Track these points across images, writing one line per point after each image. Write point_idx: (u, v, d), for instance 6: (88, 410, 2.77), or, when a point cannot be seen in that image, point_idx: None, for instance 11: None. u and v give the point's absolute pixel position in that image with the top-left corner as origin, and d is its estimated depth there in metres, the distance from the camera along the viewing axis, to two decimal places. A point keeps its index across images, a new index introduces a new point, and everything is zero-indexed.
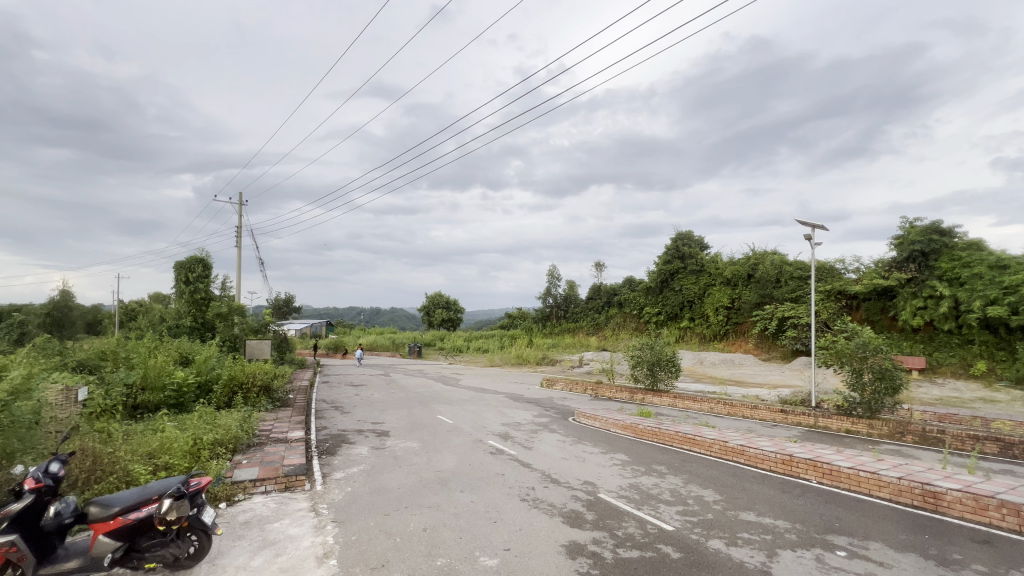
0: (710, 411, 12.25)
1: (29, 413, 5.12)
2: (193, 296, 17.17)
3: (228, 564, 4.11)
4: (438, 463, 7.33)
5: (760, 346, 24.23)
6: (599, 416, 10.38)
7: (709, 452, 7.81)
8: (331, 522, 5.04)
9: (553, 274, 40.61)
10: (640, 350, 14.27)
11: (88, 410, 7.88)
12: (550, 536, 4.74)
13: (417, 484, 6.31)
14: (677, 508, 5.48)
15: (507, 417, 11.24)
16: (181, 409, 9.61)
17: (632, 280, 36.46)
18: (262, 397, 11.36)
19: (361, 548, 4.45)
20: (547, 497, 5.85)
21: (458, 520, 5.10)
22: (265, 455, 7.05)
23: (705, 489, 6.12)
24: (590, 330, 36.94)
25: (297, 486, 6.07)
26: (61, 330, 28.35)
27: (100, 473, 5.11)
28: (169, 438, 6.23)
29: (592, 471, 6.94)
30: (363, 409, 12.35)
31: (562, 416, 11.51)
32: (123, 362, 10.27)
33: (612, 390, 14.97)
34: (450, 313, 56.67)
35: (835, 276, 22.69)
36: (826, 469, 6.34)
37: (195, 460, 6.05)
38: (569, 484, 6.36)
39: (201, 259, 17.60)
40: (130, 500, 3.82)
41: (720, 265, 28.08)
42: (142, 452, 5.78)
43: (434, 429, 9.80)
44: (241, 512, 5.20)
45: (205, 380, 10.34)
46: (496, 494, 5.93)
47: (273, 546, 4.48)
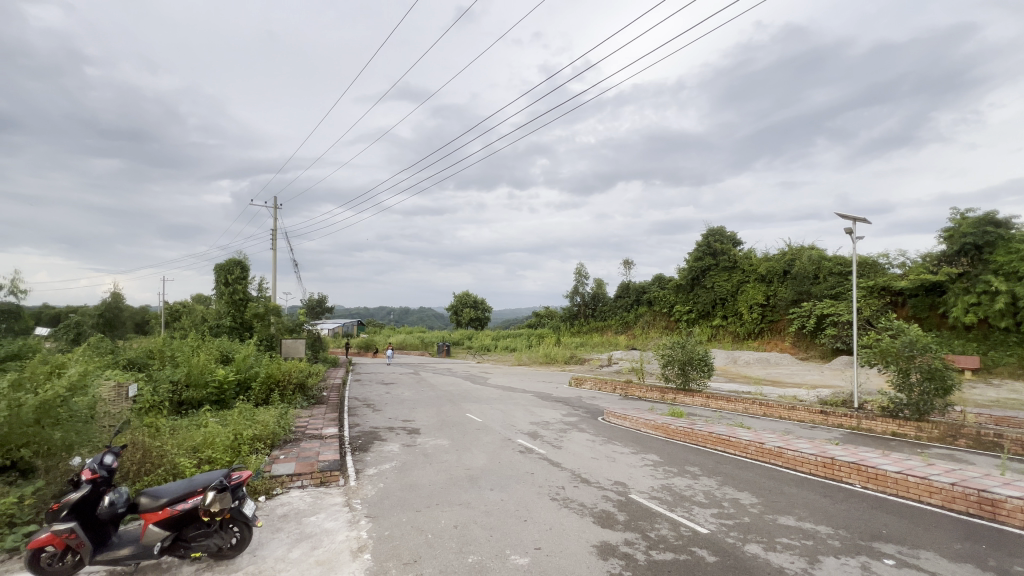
0: (745, 412, 11.90)
1: (85, 408, 5.45)
2: (232, 297, 17.86)
3: (267, 556, 4.26)
4: (468, 461, 7.38)
5: (797, 344, 23.42)
6: (629, 415, 10.24)
7: (745, 454, 7.59)
8: (364, 517, 5.15)
9: (581, 273, 40.28)
10: (671, 349, 13.96)
11: (138, 406, 8.31)
12: (581, 536, 4.70)
13: (448, 481, 6.37)
14: (712, 511, 5.35)
15: (535, 416, 11.24)
16: (222, 405, 10.01)
17: (661, 279, 35.80)
18: (298, 394, 11.70)
19: (394, 543, 4.52)
20: (577, 497, 5.80)
21: (488, 518, 5.12)
22: (301, 451, 7.27)
23: (741, 492, 5.94)
24: (618, 329, 36.51)
25: (332, 481, 6.23)
26: (113, 330, 29.99)
27: (150, 466, 5.36)
28: (212, 433, 6.49)
29: (624, 472, 6.84)
30: (394, 407, 12.57)
31: (591, 416, 11.43)
32: (169, 361, 10.77)
33: (642, 389, 14.73)
34: (478, 312, 57.13)
35: (879, 272, 21.66)
36: (871, 474, 6.05)
37: (236, 454, 6.29)
38: (599, 484, 6.30)
39: (238, 261, 18.28)
40: (177, 492, 4.00)
41: (754, 262, 27.23)
42: (187, 446, 6.04)
43: (463, 427, 9.88)
44: (279, 505, 5.38)
45: (244, 378, 10.73)
46: (526, 493, 5.92)
47: (310, 539, 4.60)
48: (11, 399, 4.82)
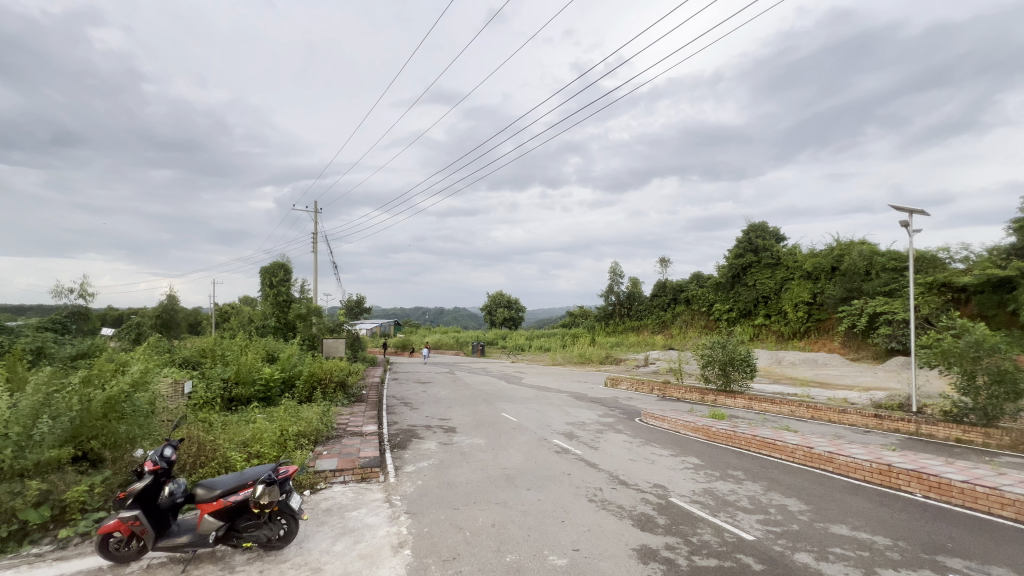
0: (791, 415, 11.40)
1: (146, 403, 5.79)
2: (277, 298, 18.62)
3: (313, 548, 4.41)
4: (505, 460, 7.40)
5: (848, 344, 22.27)
6: (668, 417, 10.01)
7: (792, 459, 7.27)
8: (404, 513, 5.25)
9: (616, 271, 39.72)
10: (710, 349, 13.53)
11: (193, 402, 8.80)
12: (620, 539, 4.62)
13: (485, 480, 6.41)
14: (757, 517, 5.15)
15: (571, 416, 11.17)
16: (269, 402, 10.45)
17: (700, 276, 34.81)
18: (339, 392, 12.05)
19: (433, 540, 4.59)
20: (616, 499, 5.72)
21: (526, 517, 5.11)
22: (343, 447, 7.50)
23: (789, 498, 5.69)
24: (655, 328, 35.79)
25: (372, 477, 6.39)
26: (169, 331, 31.86)
27: (204, 459, 5.65)
28: (260, 429, 6.78)
29: (663, 474, 6.69)
30: (431, 406, 12.77)
31: (629, 417, 11.24)
32: (220, 359, 11.34)
33: (681, 390, 14.38)
34: (512, 312, 57.32)
35: (938, 267, 20.30)
36: (932, 482, 5.68)
37: (282, 449, 6.55)
38: (638, 486, 6.18)
39: (282, 264, 19.05)
40: (230, 484, 4.20)
41: (799, 258, 26.05)
42: (238, 441, 6.33)
43: (499, 426, 9.92)
44: (323, 500, 5.56)
45: (289, 376, 11.16)
46: (563, 494, 5.88)
47: (352, 533, 4.74)
48: (81, 394, 5.18)
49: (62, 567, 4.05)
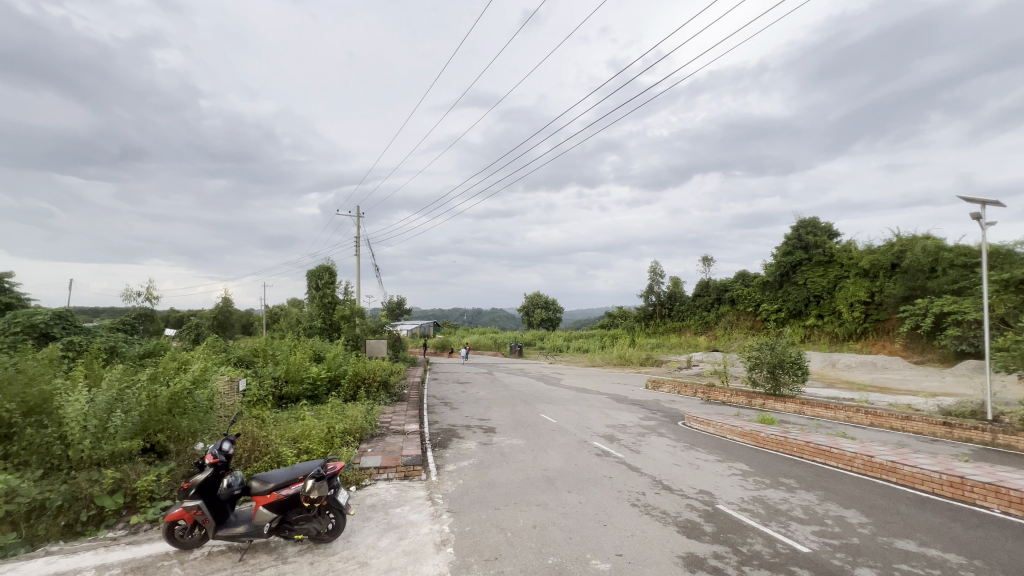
0: (847, 421, 10.76)
1: (205, 399, 6.18)
2: (322, 300, 19.34)
3: (360, 542, 4.55)
4: (545, 461, 7.38)
5: (911, 346, 20.93)
6: (712, 421, 9.67)
7: (850, 468, 6.86)
8: (446, 511, 5.33)
9: (656, 271, 38.83)
10: (758, 351, 12.88)
11: (247, 399, 9.27)
12: (664, 546, 4.50)
13: (525, 481, 6.41)
14: (813, 528, 4.88)
15: (612, 418, 10.98)
16: (317, 400, 10.88)
17: (746, 275, 33.56)
18: (381, 391, 12.37)
19: (474, 539, 4.62)
20: (659, 504, 5.57)
21: (567, 520, 5.07)
22: (387, 445, 7.69)
23: (847, 510, 5.37)
24: (699, 329, 34.78)
25: (414, 475, 6.51)
26: (225, 331, 33.76)
27: (258, 454, 5.95)
28: (308, 426, 7.06)
29: (710, 480, 6.46)
30: (470, 406, 12.90)
31: (672, 420, 10.95)
32: (271, 359, 11.88)
33: (726, 393, 13.88)
34: (550, 313, 57.12)
35: (1015, 262, 18.63)
36: (1013, 497, 5.21)
37: (329, 446, 6.79)
38: (682, 492, 6.00)
39: (328, 267, 19.80)
40: (282, 478, 4.38)
41: (854, 255, 24.54)
42: (289, 437, 6.62)
43: (538, 428, 9.90)
44: (368, 496, 5.72)
45: (334, 375, 11.56)
46: (604, 497, 5.79)
47: (396, 529, 4.84)
48: (149, 391, 5.66)
49: (133, 551, 4.35)
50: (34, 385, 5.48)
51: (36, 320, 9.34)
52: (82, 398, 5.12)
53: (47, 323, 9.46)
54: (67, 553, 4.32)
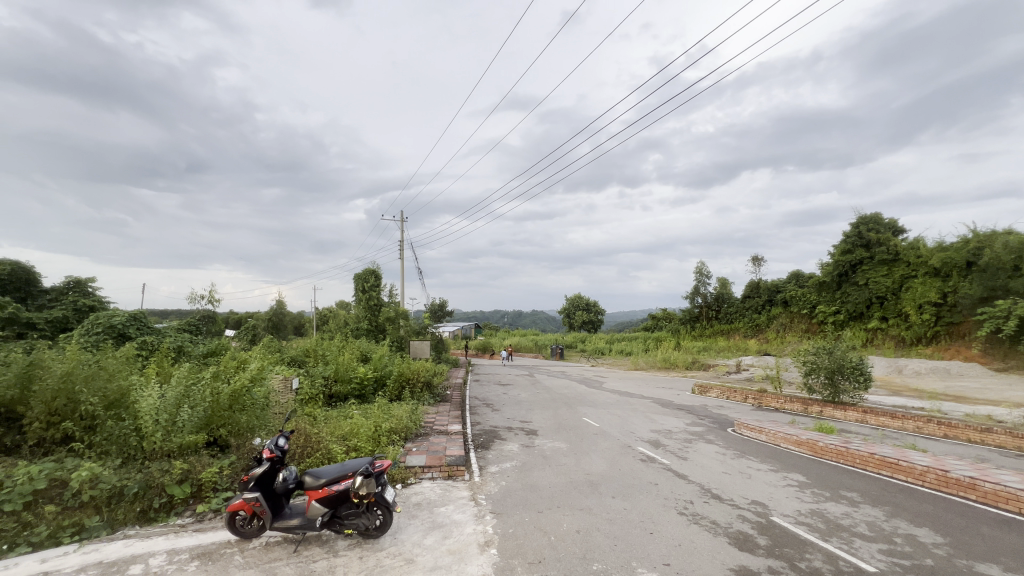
0: (916, 432, 9.98)
1: (262, 397, 6.54)
2: (368, 303, 19.99)
3: (406, 539, 4.65)
4: (588, 465, 7.28)
5: (990, 353, 19.25)
6: (765, 428, 9.21)
7: (921, 483, 6.35)
8: (489, 512, 5.36)
9: (702, 271, 37.56)
10: (814, 356, 12.15)
11: (300, 397, 9.73)
12: (715, 557, 4.32)
13: (568, 485, 6.34)
14: (879, 546, 4.55)
15: (656, 423, 10.70)
16: (364, 399, 11.24)
17: (800, 275, 32.01)
18: (425, 392, 12.62)
19: (518, 542, 4.62)
20: (708, 514, 5.37)
21: (611, 526, 4.97)
22: (431, 445, 7.83)
23: (918, 528, 4.97)
24: (749, 332, 33.42)
25: (458, 475, 6.60)
26: (279, 332, 35.60)
27: (310, 450, 6.21)
28: (357, 425, 7.30)
29: (763, 491, 6.16)
30: (512, 408, 12.93)
31: (720, 426, 10.55)
32: (321, 359, 12.40)
33: (780, 399, 13.22)
34: (591, 315, 56.45)
35: None
36: None
37: (377, 444, 7.01)
38: (733, 502, 5.76)
39: (373, 270, 20.43)
40: (333, 474, 4.54)
41: (923, 252, 22.70)
42: (339, 434, 6.87)
43: (581, 431, 9.78)
44: (414, 494, 5.85)
45: (380, 375, 11.92)
46: (650, 504, 5.64)
47: (441, 528, 4.91)
48: (213, 388, 6.04)
49: (200, 538, 4.64)
50: (114, 380, 5.99)
51: (114, 321, 10.20)
52: (154, 394, 5.54)
53: (124, 324, 10.30)
54: (142, 537, 4.66)
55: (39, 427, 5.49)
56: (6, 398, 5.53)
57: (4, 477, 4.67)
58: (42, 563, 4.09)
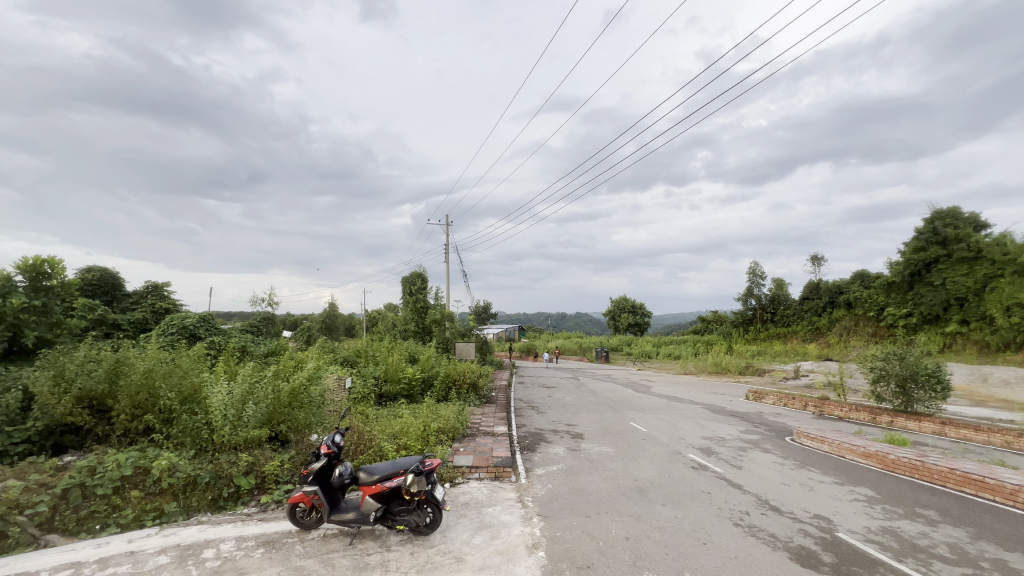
0: (1006, 448, 9.06)
1: (318, 394, 6.88)
2: (415, 305, 20.54)
3: (455, 538, 4.73)
4: (637, 471, 7.13)
5: None
6: (828, 438, 8.66)
7: (1012, 503, 5.77)
8: (537, 515, 5.35)
9: (757, 271, 35.90)
10: (883, 362, 11.26)
11: (352, 396, 10.14)
12: (774, 572, 4.12)
13: (616, 490, 6.24)
14: (962, 571, 4.17)
15: (708, 430, 10.32)
16: (412, 399, 11.54)
17: (866, 275, 30.10)
18: (471, 393, 12.78)
19: (566, 546, 4.59)
20: (766, 526, 5.11)
21: (662, 534, 4.84)
22: (478, 446, 7.93)
23: (1009, 553, 4.51)
24: (807, 336, 31.70)
25: (505, 476, 6.64)
26: (332, 333, 37.31)
27: (363, 447, 6.44)
28: (407, 424, 7.50)
29: (826, 505, 5.80)
30: (557, 411, 12.87)
31: (777, 435, 10.03)
32: (371, 359, 12.87)
33: (844, 408, 12.39)
34: (637, 317, 55.20)
35: None
36: None
37: (425, 443, 7.17)
38: (794, 515, 5.46)
39: (419, 273, 20.97)
40: (386, 471, 4.68)
41: (1010, 249, 20.41)
42: (390, 433, 7.08)
43: (628, 436, 9.59)
44: (462, 494, 5.94)
45: (428, 376, 12.19)
46: (702, 514, 5.45)
47: (489, 529, 4.96)
48: (274, 385, 6.42)
49: (264, 527, 4.93)
50: (187, 377, 6.49)
51: (187, 322, 11.03)
52: (222, 390, 5.95)
53: (195, 325, 11.14)
54: (214, 523, 5.00)
55: (126, 419, 6.04)
56: (98, 391, 6.13)
57: (98, 464, 5.18)
58: (129, 543, 4.48)
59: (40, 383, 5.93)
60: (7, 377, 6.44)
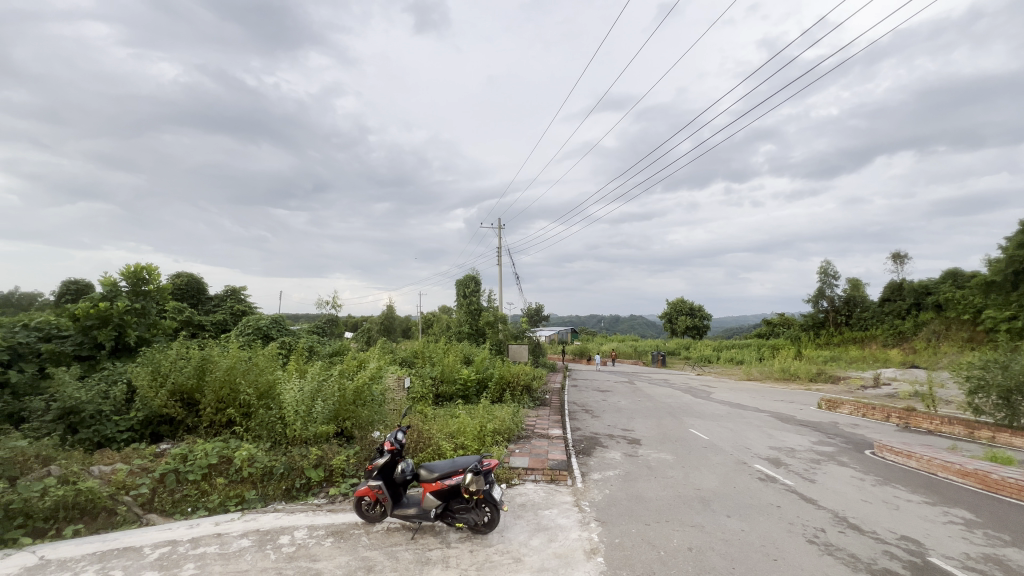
0: None
1: (380, 393, 7.17)
2: (469, 307, 20.98)
3: (513, 538, 4.78)
4: (698, 480, 6.85)
5: None
6: (916, 452, 7.89)
7: None
8: (594, 520, 5.29)
9: (828, 271, 33.47)
10: (982, 370, 10.10)
11: (411, 395, 10.51)
12: None
13: (676, 498, 6.03)
14: None
15: (776, 439, 9.74)
16: (468, 399, 11.77)
17: (958, 274, 27.38)
18: (525, 395, 12.82)
19: (625, 553, 4.51)
20: (846, 546, 4.75)
21: (728, 547, 4.62)
22: (533, 447, 7.97)
23: None
24: (889, 340, 29.20)
25: (560, 480, 6.60)
26: (390, 334, 38.81)
27: (423, 446, 6.63)
28: (463, 424, 7.64)
29: (916, 526, 5.29)
30: (612, 415, 12.66)
31: (855, 447, 9.30)
32: (428, 360, 13.26)
33: (934, 421, 11.27)
34: (695, 320, 52.94)
35: None
36: None
37: (481, 444, 7.27)
38: (877, 535, 5.04)
39: (473, 276, 21.41)
40: (445, 469, 4.80)
41: None
42: (447, 432, 7.24)
43: (688, 443, 9.24)
44: (518, 495, 5.98)
45: (482, 378, 12.39)
46: (772, 528, 5.14)
47: (547, 531, 4.97)
48: (340, 384, 6.77)
49: (333, 518, 5.20)
50: (263, 375, 6.99)
51: (261, 323, 11.91)
52: (295, 387, 6.37)
53: (268, 326, 11.99)
54: (288, 512, 5.34)
55: (211, 411, 6.61)
56: (188, 385, 6.73)
57: (189, 452, 5.72)
58: (215, 526, 4.89)
59: (141, 378, 6.63)
60: (115, 371, 7.27)
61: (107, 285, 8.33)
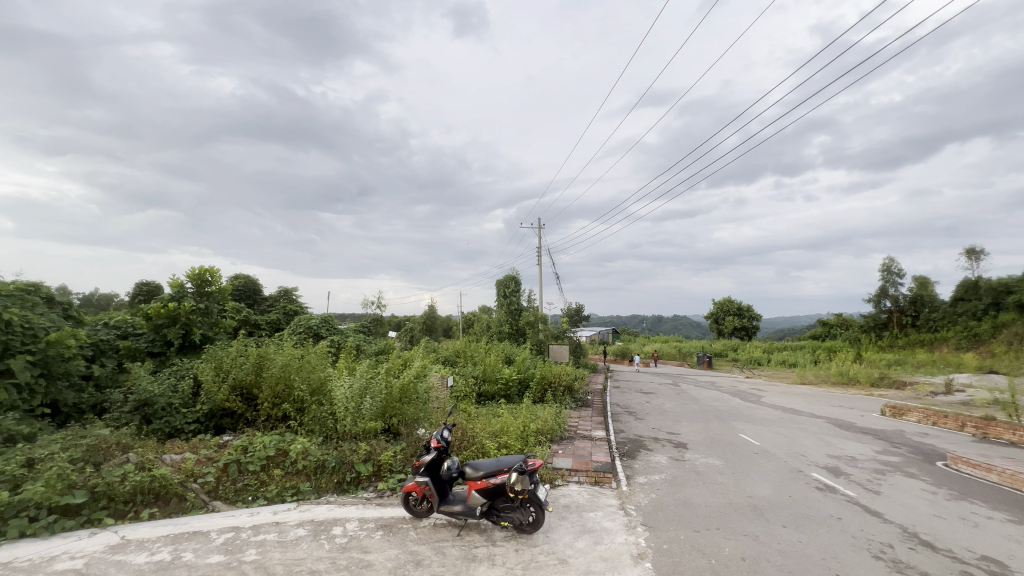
0: None
1: (425, 391, 7.33)
2: (510, 307, 21.10)
3: (557, 539, 4.76)
4: (751, 487, 6.57)
5: None
6: (996, 466, 7.22)
7: None
8: (641, 524, 5.18)
9: (890, 270, 31.25)
10: None
11: (454, 394, 10.69)
12: None
13: (727, 506, 5.80)
14: None
15: (834, 447, 9.21)
16: (509, 399, 11.83)
17: None
18: (567, 396, 12.72)
19: (675, 559, 4.39)
20: (917, 564, 4.42)
21: (785, 559, 4.41)
22: (576, 448, 7.92)
23: None
24: (963, 343, 26.92)
25: (605, 482, 6.52)
26: (432, 334, 39.52)
27: (466, 445, 6.72)
28: (506, 424, 7.69)
29: (998, 546, 4.85)
30: (656, 418, 12.37)
31: (925, 458, 8.63)
32: (470, 359, 13.43)
33: (1017, 432, 10.28)
34: (744, 320, 50.75)
35: None
36: None
37: (524, 444, 7.28)
38: (953, 553, 4.66)
39: (513, 276, 21.54)
40: (490, 468, 4.83)
41: None
42: (491, 431, 7.30)
43: (738, 449, 8.88)
44: (562, 496, 5.95)
45: (523, 377, 12.41)
46: (833, 541, 4.87)
47: (592, 534, 4.91)
48: (387, 382, 6.98)
49: (383, 512, 5.36)
50: (316, 372, 7.30)
51: (312, 323, 12.44)
52: (344, 385, 6.62)
53: (318, 326, 12.51)
54: (340, 504, 5.55)
55: (268, 406, 6.97)
56: (247, 380, 7.12)
57: (249, 444, 6.06)
58: (274, 514, 5.15)
59: (205, 373, 7.09)
60: (183, 367, 7.81)
61: (175, 287, 8.97)
